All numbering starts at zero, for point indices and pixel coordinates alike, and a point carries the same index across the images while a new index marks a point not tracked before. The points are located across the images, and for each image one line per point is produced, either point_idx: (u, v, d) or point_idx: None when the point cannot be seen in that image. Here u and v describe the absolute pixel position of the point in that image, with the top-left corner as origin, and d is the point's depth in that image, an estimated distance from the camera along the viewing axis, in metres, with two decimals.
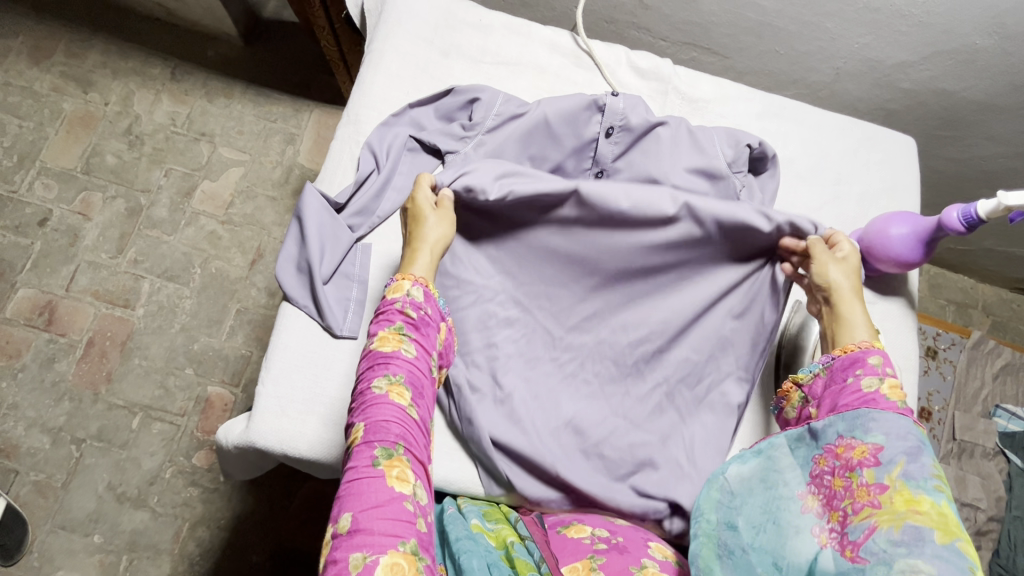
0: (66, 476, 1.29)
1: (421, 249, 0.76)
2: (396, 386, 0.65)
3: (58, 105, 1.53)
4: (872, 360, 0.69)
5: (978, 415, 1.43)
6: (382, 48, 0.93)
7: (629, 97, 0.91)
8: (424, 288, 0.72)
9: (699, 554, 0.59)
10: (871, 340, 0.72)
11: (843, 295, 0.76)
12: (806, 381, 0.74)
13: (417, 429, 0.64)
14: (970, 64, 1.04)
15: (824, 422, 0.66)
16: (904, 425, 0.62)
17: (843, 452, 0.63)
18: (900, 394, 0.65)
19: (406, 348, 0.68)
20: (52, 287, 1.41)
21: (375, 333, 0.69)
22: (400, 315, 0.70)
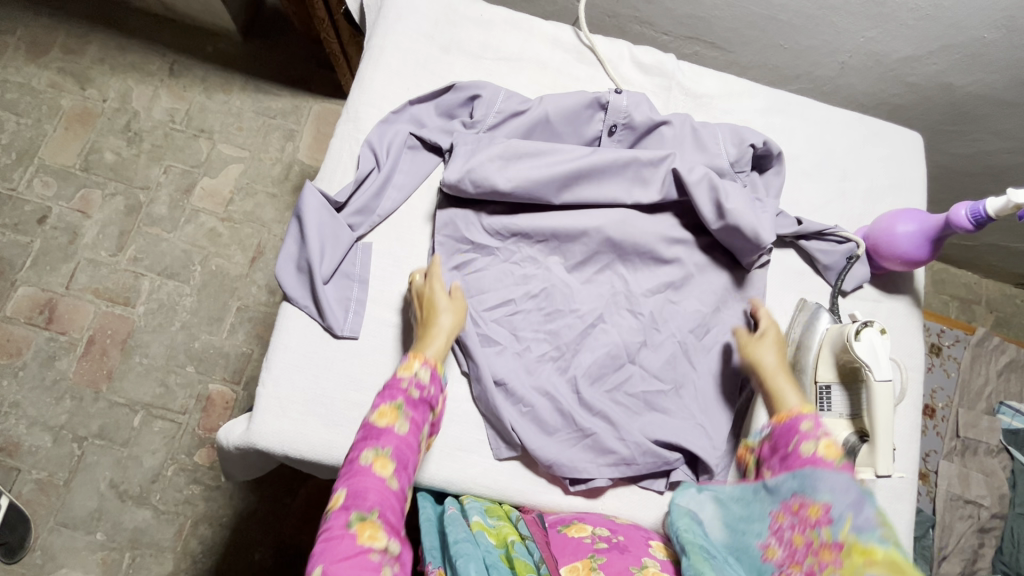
0: (67, 474, 1.28)
1: (435, 335, 0.74)
2: (381, 457, 0.63)
3: (57, 101, 1.52)
4: (804, 424, 0.67)
5: (982, 412, 1.43)
6: (382, 44, 0.91)
7: (632, 94, 0.89)
8: (432, 370, 0.72)
9: (692, 564, 0.61)
10: (802, 405, 0.70)
11: (773, 371, 0.76)
12: (758, 446, 0.74)
13: (398, 500, 0.62)
14: (978, 58, 1.03)
15: (779, 479, 0.65)
16: (847, 481, 0.58)
17: (798, 509, 0.60)
18: (838, 452, 0.63)
19: (400, 424, 0.67)
20: (52, 285, 1.40)
21: (375, 406, 0.68)
22: (402, 392, 0.69)
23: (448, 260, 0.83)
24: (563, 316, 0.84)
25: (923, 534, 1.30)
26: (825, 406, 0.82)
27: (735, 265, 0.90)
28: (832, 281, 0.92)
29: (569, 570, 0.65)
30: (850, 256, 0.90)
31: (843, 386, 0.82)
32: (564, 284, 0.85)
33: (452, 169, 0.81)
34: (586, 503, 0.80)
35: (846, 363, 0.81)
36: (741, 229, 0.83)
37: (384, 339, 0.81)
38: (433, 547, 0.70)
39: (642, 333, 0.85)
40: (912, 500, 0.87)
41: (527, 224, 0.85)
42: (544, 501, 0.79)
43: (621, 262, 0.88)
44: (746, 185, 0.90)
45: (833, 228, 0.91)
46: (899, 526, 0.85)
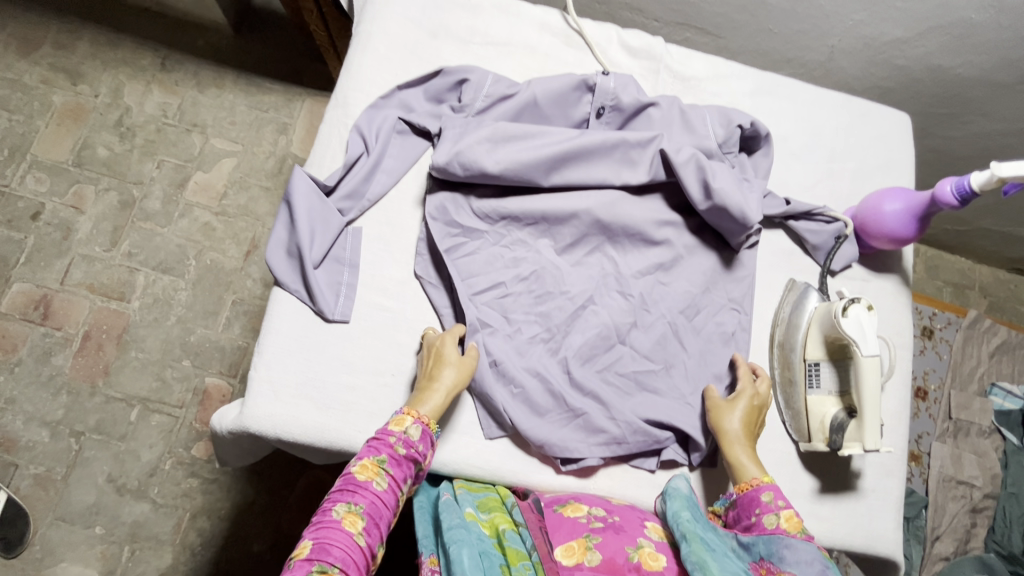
0: (65, 469, 1.29)
1: (434, 390, 0.73)
2: (352, 514, 0.63)
3: (48, 98, 1.52)
4: (765, 496, 0.70)
5: (974, 394, 1.43)
6: (370, 30, 0.91)
7: (619, 76, 0.90)
8: (422, 427, 0.71)
9: (692, 553, 0.60)
10: (762, 476, 0.73)
11: (734, 439, 0.77)
12: (722, 512, 0.75)
13: (363, 557, 0.61)
14: (965, 39, 1.03)
15: (752, 538, 0.66)
16: (815, 553, 0.61)
17: (765, 573, 0.62)
18: (797, 525, 0.67)
19: (380, 481, 0.66)
20: (46, 281, 1.40)
21: (358, 458, 0.67)
22: (387, 447, 0.68)
23: (440, 241, 0.83)
24: (554, 298, 0.84)
25: (915, 515, 1.31)
26: (814, 383, 0.83)
27: (725, 246, 0.91)
28: (820, 261, 0.92)
29: (564, 551, 0.64)
30: (838, 235, 0.91)
31: (832, 363, 0.83)
32: (554, 267, 0.86)
33: (440, 153, 0.82)
34: (578, 483, 0.81)
35: (833, 340, 0.82)
36: (728, 209, 0.84)
37: (376, 323, 0.81)
38: (426, 536, 0.70)
39: (631, 314, 0.85)
40: (902, 477, 0.88)
41: (516, 206, 0.85)
42: (536, 480, 0.80)
43: (610, 244, 0.88)
44: (734, 166, 0.91)
45: (821, 208, 0.92)
46: (889, 502, 0.86)
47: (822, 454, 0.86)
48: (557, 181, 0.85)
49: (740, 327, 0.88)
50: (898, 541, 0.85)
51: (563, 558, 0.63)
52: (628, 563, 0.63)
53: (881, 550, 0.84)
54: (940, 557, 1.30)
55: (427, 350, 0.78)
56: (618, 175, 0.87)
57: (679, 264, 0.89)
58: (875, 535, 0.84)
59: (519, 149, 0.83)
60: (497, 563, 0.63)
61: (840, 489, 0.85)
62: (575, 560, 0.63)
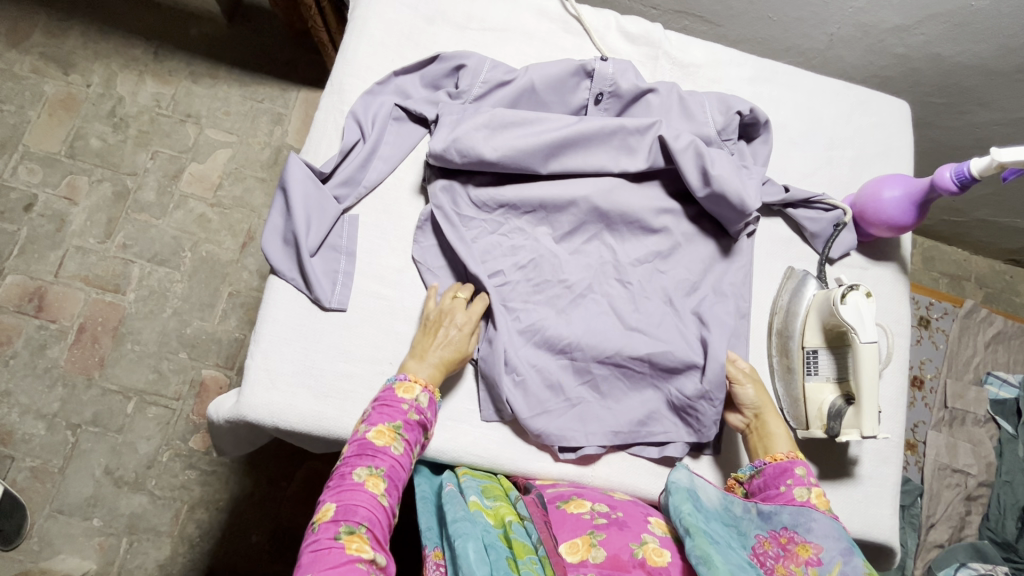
0: (62, 461, 1.28)
1: (436, 356, 0.75)
2: (374, 476, 0.64)
3: (39, 88, 1.50)
4: (798, 469, 0.72)
5: (969, 383, 1.44)
6: (365, 15, 0.91)
7: (618, 62, 0.89)
8: (430, 395, 0.72)
9: (696, 547, 0.59)
10: (794, 452, 0.76)
11: (768, 410, 0.80)
12: (745, 479, 0.76)
13: (385, 516, 0.63)
14: (965, 27, 1.03)
15: (774, 507, 0.67)
16: (837, 528, 0.63)
17: (785, 542, 0.64)
18: (827, 503, 0.68)
19: (397, 445, 0.67)
20: (40, 273, 1.39)
21: (373, 424, 0.68)
22: (401, 414, 0.70)
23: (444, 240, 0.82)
24: (552, 286, 0.84)
25: (910, 503, 1.32)
26: (812, 370, 0.83)
27: (724, 234, 0.90)
28: (820, 248, 0.92)
29: (569, 547, 0.64)
30: (837, 223, 0.90)
31: (830, 351, 0.82)
32: (552, 255, 0.85)
33: (437, 140, 0.81)
34: (577, 470, 0.81)
35: (832, 328, 0.82)
36: (727, 195, 0.83)
37: (374, 312, 0.81)
38: (430, 528, 0.70)
39: (630, 302, 0.85)
40: (899, 463, 0.88)
41: (514, 195, 0.84)
42: (536, 468, 0.80)
43: (608, 232, 0.88)
44: (733, 153, 0.90)
45: (820, 196, 0.91)
46: (886, 488, 0.86)
47: (819, 441, 0.86)
48: (554, 169, 0.84)
49: (739, 313, 0.87)
50: (894, 527, 0.85)
51: (568, 554, 0.63)
52: (633, 559, 0.62)
53: (879, 536, 0.84)
54: (935, 544, 1.31)
55: (425, 316, 0.78)
56: (616, 163, 0.86)
57: (679, 251, 0.88)
58: (871, 521, 0.84)
59: (518, 135, 0.83)
60: (504, 556, 0.63)
61: (837, 475, 0.85)
62: (580, 557, 0.63)
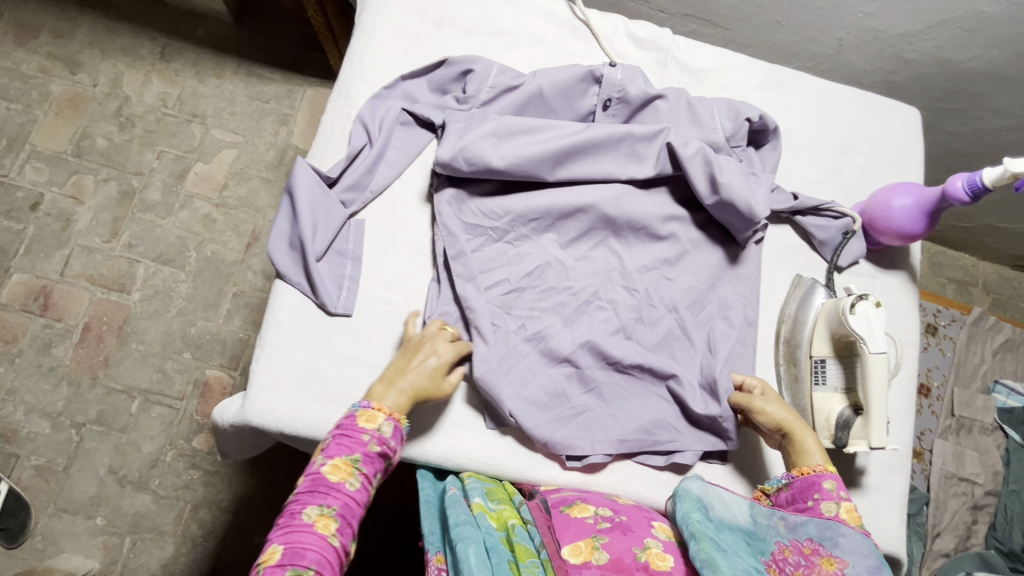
0: (66, 460, 1.29)
1: (405, 385, 0.72)
2: (326, 517, 0.62)
3: (46, 87, 1.50)
4: (827, 483, 0.69)
5: (976, 391, 1.43)
6: (373, 19, 0.90)
7: (627, 68, 0.89)
8: (394, 424, 0.69)
9: (700, 551, 0.58)
10: (825, 464, 0.73)
11: (799, 426, 0.76)
12: (772, 491, 0.74)
13: (337, 558, 0.61)
14: (976, 33, 1.02)
15: (798, 519, 0.66)
16: (868, 545, 0.62)
17: (809, 553, 0.63)
18: (857, 519, 0.67)
19: (353, 481, 0.65)
20: (46, 271, 1.39)
21: (329, 458, 0.66)
22: (361, 446, 0.67)
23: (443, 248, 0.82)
24: (558, 293, 0.84)
25: (917, 512, 1.31)
26: (820, 380, 0.82)
27: (731, 241, 0.90)
28: (828, 256, 0.92)
29: (571, 550, 0.64)
30: (846, 231, 0.90)
31: (838, 360, 0.82)
32: (558, 261, 0.85)
33: (445, 148, 0.80)
34: (582, 478, 0.80)
35: (840, 338, 0.81)
36: (735, 203, 0.83)
37: (379, 316, 0.81)
38: (434, 533, 0.70)
39: (636, 309, 0.85)
40: (907, 473, 0.87)
41: (520, 202, 0.84)
42: (542, 475, 0.80)
43: (614, 238, 0.87)
44: (742, 160, 0.90)
45: (829, 204, 0.91)
46: (893, 499, 0.85)
47: (827, 450, 0.85)
48: (561, 176, 0.84)
49: (745, 320, 0.87)
50: (902, 538, 0.85)
51: (571, 556, 0.63)
52: (636, 562, 0.62)
53: (886, 547, 0.83)
54: (941, 553, 1.30)
55: (404, 341, 0.76)
56: (624, 170, 0.86)
57: (685, 258, 0.88)
58: (878, 531, 0.83)
59: (526, 142, 0.82)
60: (506, 558, 0.63)
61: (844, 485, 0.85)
62: (583, 558, 0.63)
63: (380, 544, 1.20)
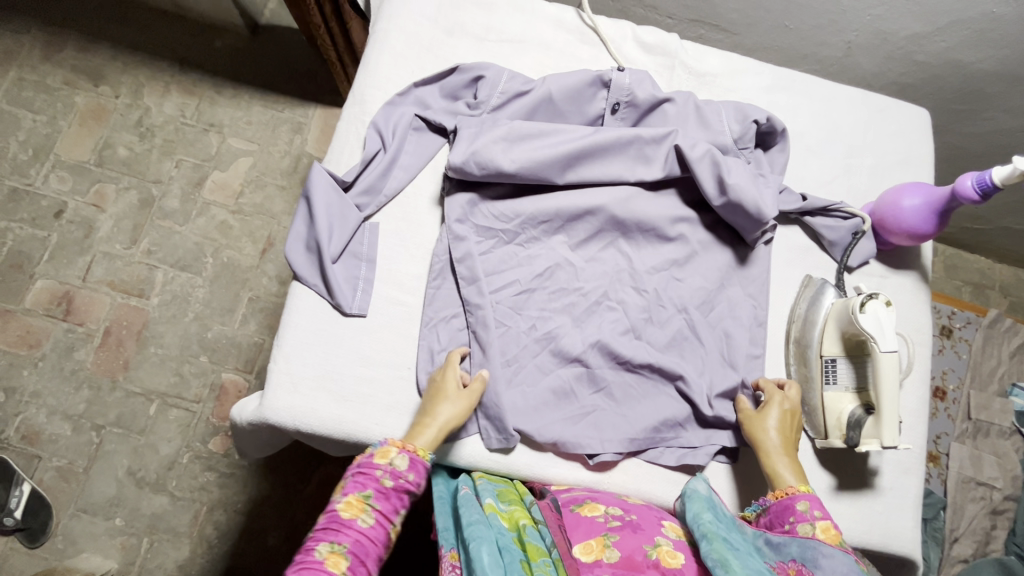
0: (87, 462, 1.32)
1: (430, 426, 0.73)
2: (336, 554, 0.63)
3: (71, 99, 1.55)
4: (800, 504, 0.69)
5: (994, 394, 1.41)
6: (387, 28, 0.93)
7: (635, 72, 0.90)
8: (409, 456, 0.70)
9: (712, 551, 0.59)
10: (798, 485, 0.72)
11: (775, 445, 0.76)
12: (752, 518, 0.75)
13: None
14: (986, 34, 1.02)
15: (785, 538, 0.65)
16: (849, 564, 0.60)
17: (792, 573, 0.61)
18: (836, 538, 0.64)
19: (365, 517, 0.66)
20: (69, 277, 1.43)
21: (342, 494, 0.67)
22: (374, 481, 0.68)
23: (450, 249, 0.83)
24: (568, 294, 0.85)
25: (933, 516, 1.29)
26: (831, 379, 0.82)
27: (740, 242, 0.90)
28: (838, 256, 0.92)
29: (582, 548, 0.64)
30: (856, 231, 0.90)
31: (849, 359, 0.82)
32: (568, 263, 0.86)
33: (457, 153, 0.82)
34: (593, 477, 0.81)
35: (851, 337, 0.81)
36: (743, 204, 0.83)
37: (393, 317, 0.82)
38: (446, 528, 0.71)
39: (646, 309, 0.86)
40: (921, 474, 0.87)
41: (531, 205, 0.86)
42: (554, 474, 0.80)
43: (623, 239, 0.88)
44: (750, 161, 0.90)
45: (838, 204, 0.91)
46: (907, 501, 0.85)
47: (839, 451, 0.85)
48: (569, 179, 0.85)
49: (754, 318, 0.87)
50: (916, 540, 0.84)
51: (582, 554, 0.63)
52: (647, 559, 0.62)
53: (899, 548, 0.83)
54: (959, 559, 1.28)
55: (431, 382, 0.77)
56: (633, 172, 0.87)
57: (694, 258, 0.88)
58: (892, 533, 0.83)
59: (536, 146, 0.84)
60: (518, 558, 0.64)
61: (856, 486, 0.84)
62: (594, 556, 0.62)
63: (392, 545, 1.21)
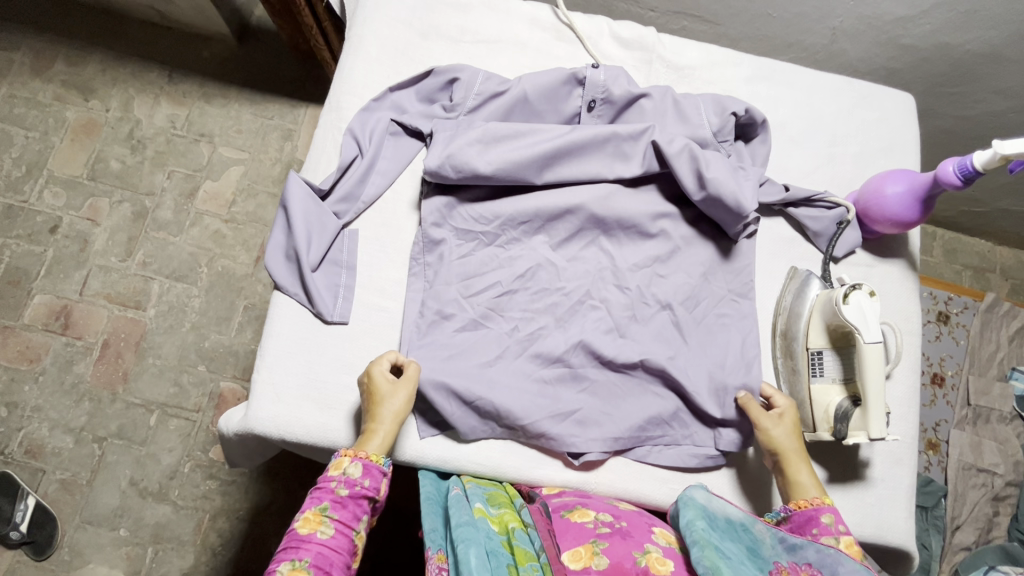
0: (90, 474, 1.33)
1: (376, 430, 0.72)
2: (298, 571, 0.63)
3: (62, 114, 1.56)
4: (825, 517, 0.70)
5: (994, 379, 1.40)
6: (361, 33, 0.93)
7: (610, 69, 0.89)
8: (362, 463, 0.70)
9: (704, 558, 0.58)
10: (822, 497, 0.73)
11: (795, 456, 0.76)
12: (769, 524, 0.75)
13: None
14: (972, 15, 1.00)
15: (801, 541, 0.62)
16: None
17: None
18: (858, 553, 0.66)
19: (324, 530, 0.67)
20: (66, 291, 1.44)
21: (299, 512, 0.67)
22: (329, 493, 0.69)
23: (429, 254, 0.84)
24: (550, 294, 0.85)
25: (933, 504, 1.29)
26: (818, 371, 0.81)
27: (723, 236, 0.90)
28: (823, 247, 0.91)
29: (571, 555, 0.64)
30: (840, 221, 0.89)
31: (835, 351, 0.81)
32: (550, 263, 0.86)
33: (432, 156, 0.82)
34: (580, 477, 0.81)
35: (837, 328, 0.80)
36: (722, 197, 0.83)
37: (374, 324, 0.82)
38: (434, 530, 0.71)
39: (629, 307, 0.85)
40: (913, 465, 0.86)
41: (509, 207, 0.85)
42: (541, 476, 0.80)
43: (605, 237, 0.88)
44: (730, 154, 0.90)
45: (821, 194, 0.90)
46: (900, 491, 0.84)
47: (829, 444, 0.84)
48: (546, 179, 0.85)
49: (739, 314, 0.87)
50: (910, 531, 0.84)
51: (570, 562, 0.63)
52: (635, 567, 0.61)
53: (892, 540, 0.82)
54: (962, 547, 1.27)
55: (360, 385, 0.76)
56: (611, 170, 0.86)
57: (675, 253, 0.88)
58: (885, 525, 0.82)
59: (512, 147, 0.83)
60: (505, 563, 0.64)
61: (847, 479, 0.84)
62: (583, 564, 0.62)
63: (391, 547, 1.22)
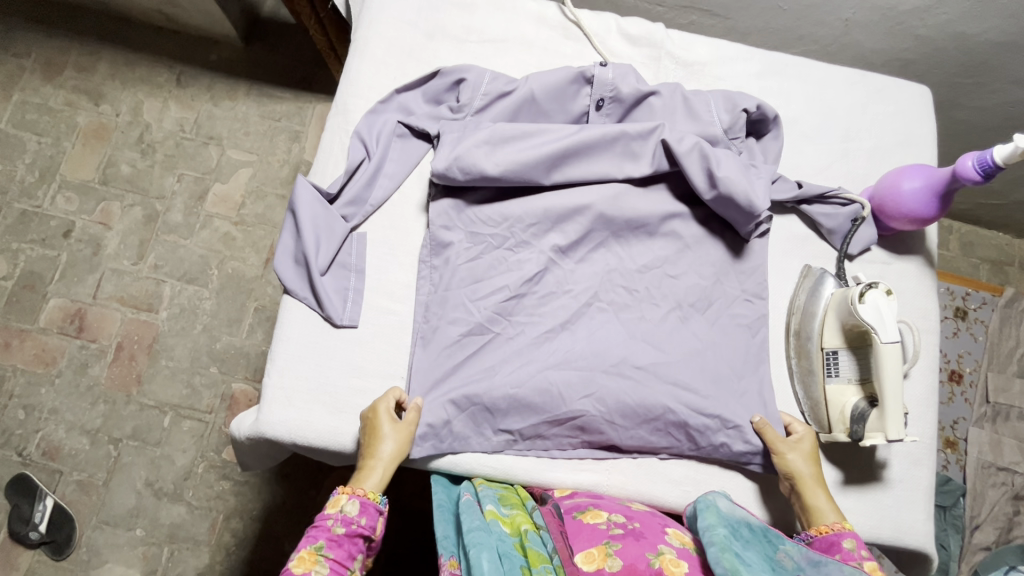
0: (105, 475, 1.35)
1: (374, 466, 0.72)
2: None
3: (73, 119, 1.57)
4: (847, 542, 0.69)
5: (1014, 375, 1.37)
6: (366, 35, 0.92)
7: (618, 67, 0.88)
8: (359, 502, 0.71)
9: (721, 559, 0.57)
10: (841, 521, 0.72)
11: (812, 481, 0.76)
12: None
13: None
14: (989, 3, 0.98)
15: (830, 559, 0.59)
16: None
17: None
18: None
19: (320, 568, 0.67)
20: (80, 295, 1.46)
21: (294, 552, 0.68)
22: (324, 532, 0.69)
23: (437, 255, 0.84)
24: (559, 296, 0.84)
25: (952, 504, 1.27)
26: (833, 371, 0.80)
27: (734, 234, 0.88)
28: (837, 244, 0.89)
29: (584, 557, 0.63)
30: (855, 218, 0.87)
31: (851, 351, 0.79)
32: (558, 264, 0.85)
33: (439, 159, 0.81)
34: (592, 479, 0.80)
35: (852, 327, 0.79)
36: (734, 196, 0.81)
37: (384, 327, 0.82)
38: (446, 537, 0.71)
39: (639, 308, 0.84)
40: (931, 465, 0.84)
41: (518, 208, 0.85)
42: (552, 478, 0.80)
43: (615, 237, 0.87)
44: (742, 152, 0.88)
45: (835, 191, 0.88)
46: (917, 493, 0.82)
47: (845, 444, 0.83)
48: (554, 181, 0.84)
49: (749, 313, 0.86)
50: (929, 533, 0.82)
51: (583, 564, 0.62)
52: (649, 568, 0.60)
53: (910, 542, 0.81)
54: (981, 546, 1.24)
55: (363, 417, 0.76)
56: (619, 170, 0.85)
57: (686, 253, 0.87)
58: (903, 527, 0.81)
59: (520, 149, 0.82)
60: (518, 564, 0.64)
61: (864, 480, 0.82)
62: (596, 565, 0.62)
63: (403, 548, 1.22)
